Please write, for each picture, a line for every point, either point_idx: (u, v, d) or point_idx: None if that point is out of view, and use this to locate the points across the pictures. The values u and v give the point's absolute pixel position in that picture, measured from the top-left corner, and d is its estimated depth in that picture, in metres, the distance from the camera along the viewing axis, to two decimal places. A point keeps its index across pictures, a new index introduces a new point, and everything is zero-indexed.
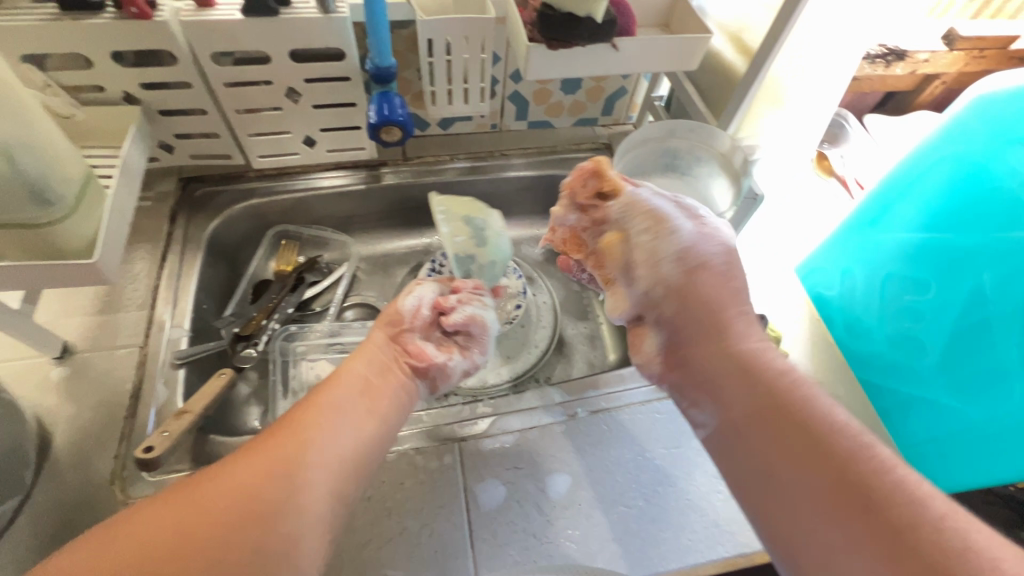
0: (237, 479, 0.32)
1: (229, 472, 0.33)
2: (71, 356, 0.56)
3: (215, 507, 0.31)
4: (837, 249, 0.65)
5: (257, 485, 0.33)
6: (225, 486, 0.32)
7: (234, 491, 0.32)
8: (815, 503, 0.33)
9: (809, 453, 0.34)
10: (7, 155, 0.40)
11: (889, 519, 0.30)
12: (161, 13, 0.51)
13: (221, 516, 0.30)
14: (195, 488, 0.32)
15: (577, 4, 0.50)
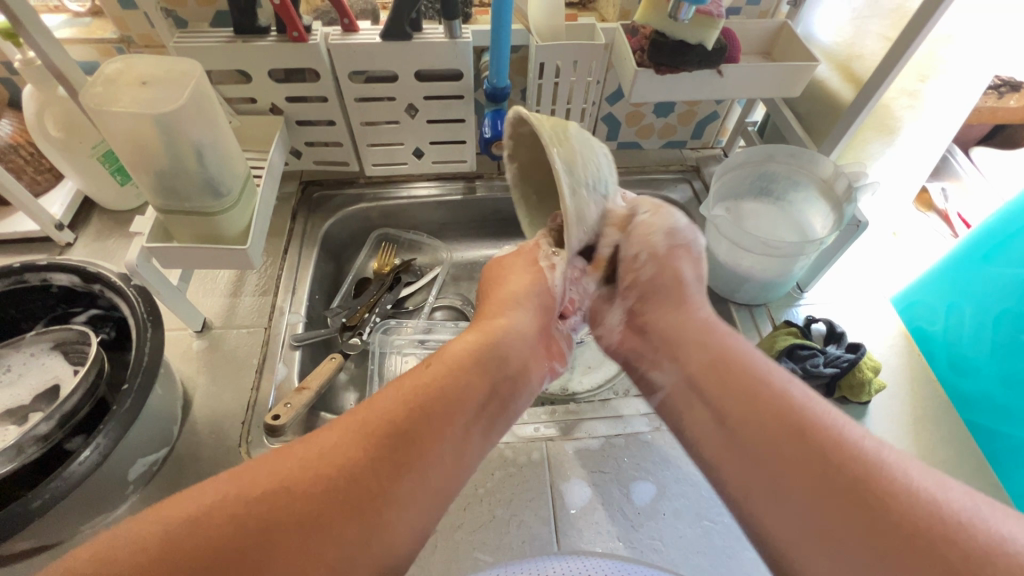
0: (319, 447, 0.36)
1: (314, 440, 0.37)
2: (209, 331, 0.64)
3: (298, 489, 0.33)
4: (942, 283, 0.62)
5: (323, 488, 0.34)
6: (303, 456, 0.35)
7: (311, 456, 0.35)
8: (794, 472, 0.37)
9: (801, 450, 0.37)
10: (197, 152, 0.47)
11: (883, 512, 0.32)
12: (314, 36, 0.59)
13: (306, 486, 0.34)
14: (284, 453, 0.36)
15: (689, 31, 0.53)
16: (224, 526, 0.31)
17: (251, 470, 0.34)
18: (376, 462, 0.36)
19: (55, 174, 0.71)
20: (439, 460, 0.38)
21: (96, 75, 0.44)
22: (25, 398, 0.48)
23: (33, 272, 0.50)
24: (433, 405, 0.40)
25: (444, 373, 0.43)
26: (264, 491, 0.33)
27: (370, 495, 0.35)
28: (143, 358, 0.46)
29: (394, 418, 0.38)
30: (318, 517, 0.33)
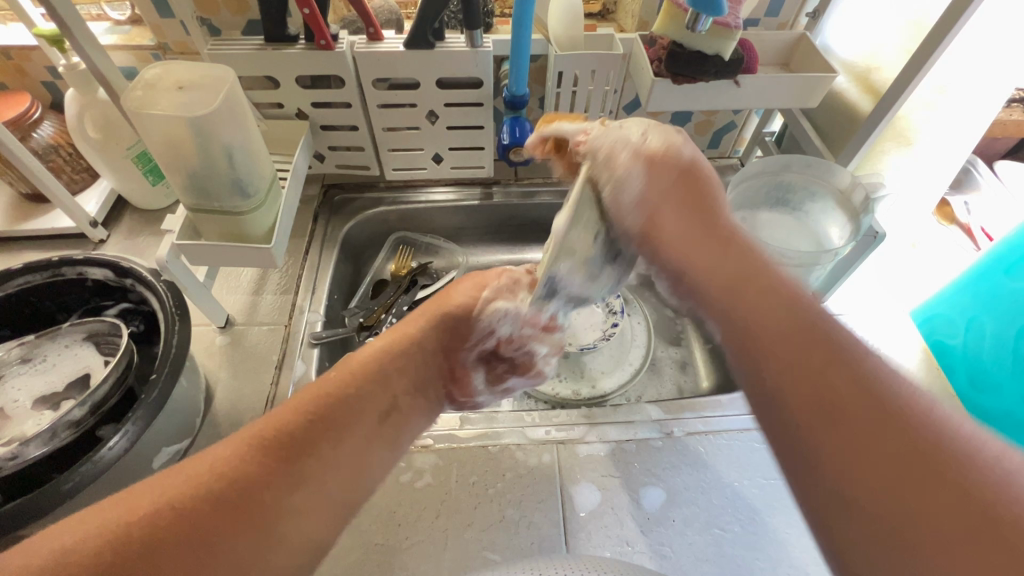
0: (208, 463, 0.32)
1: (201, 457, 0.32)
2: (231, 327, 0.66)
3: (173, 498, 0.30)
4: (962, 297, 0.61)
5: (205, 495, 0.30)
6: (190, 473, 0.31)
7: (204, 472, 0.31)
8: (805, 415, 0.31)
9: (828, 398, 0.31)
10: (228, 154, 0.49)
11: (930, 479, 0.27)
12: (341, 45, 0.61)
13: (190, 503, 0.30)
14: (167, 472, 0.32)
15: (706, 42, 0.54)
16: (96, 551, 0.27)
17: (128, 493, 0.30)
18: (271, 476, 0.32)
19: (90, 174, 0.74)
20: (341, 463, 0.35)
21: (136, 80, 0.46)
22: (58, 386, 0.50)
23: (70, 266, 0.53)
24: (333, 413, 0.36)
25: (345, 379, 0.38)
26: (135, 516, 0.29)
27: (264, 508, 0.31)
28: (170, 350, 0.47)
29: (289, 428, 0.34)
30: (206, 536, 0.29)
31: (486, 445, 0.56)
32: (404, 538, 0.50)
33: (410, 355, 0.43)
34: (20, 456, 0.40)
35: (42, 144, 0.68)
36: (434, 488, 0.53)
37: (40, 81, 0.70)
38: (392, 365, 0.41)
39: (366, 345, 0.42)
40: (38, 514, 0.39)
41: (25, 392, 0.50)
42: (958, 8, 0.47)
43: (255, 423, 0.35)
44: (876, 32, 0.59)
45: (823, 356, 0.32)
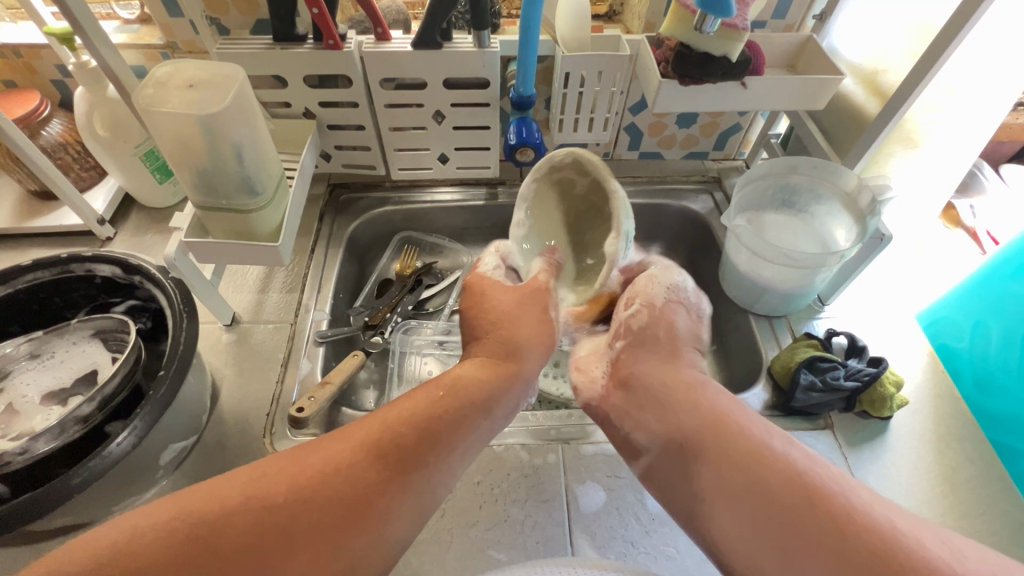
0: (332, 461, 0.38)
1: (324, 453, 0.39)
2: (237, 325, 0.66)
3: (315, 485, 0.37)
4: (968, 301, 0.62)
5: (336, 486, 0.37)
6: (310, 469, 0.38)
7: (328, 469, 0.38)
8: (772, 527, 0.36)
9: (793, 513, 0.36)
10: (237, 152, 0.49)
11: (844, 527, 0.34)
12: (348, 44, 0.61)
13: (317, 496, 0.36)
14: (296, 460, 0.38)
15: (713, 43, 0.54)
16: (252, 517, 0.34)
17: (262, 478, 0.37)
18: (380, 482, 0.38)
19: (98, 172, 0.75)
20: (435, 484, 0.41)
21: (147, 78, 0.47)
22: (67, 382, 0.51)
23: (79, 263, 0.53)
24: (433, 429, 0.42)
25: (444, 397, 0.45)
26: (264, 505, 0.35)
27: (372, 515, 0.37)
28: (179, 347, 0.48)
29: (402, 441, 0.41)
30: (330, 526, 0.35)
31: (491, 445, 0.56)
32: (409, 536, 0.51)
33: (504, 369, 0.50)
34: (30, 451, 0.40)
35: (51, 141, 0.68)
36: None
37: (48, 79, 0.70)
38: (485, 380, 0.48)
39: (465, 367, 0.49)
40: (52, 509, 0.39)
41: (34, 388, 0.50)
42: (965, 12, 0.47)
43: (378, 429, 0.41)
44: (882, 35, 0.59)
45: (775, 475, 0.38)
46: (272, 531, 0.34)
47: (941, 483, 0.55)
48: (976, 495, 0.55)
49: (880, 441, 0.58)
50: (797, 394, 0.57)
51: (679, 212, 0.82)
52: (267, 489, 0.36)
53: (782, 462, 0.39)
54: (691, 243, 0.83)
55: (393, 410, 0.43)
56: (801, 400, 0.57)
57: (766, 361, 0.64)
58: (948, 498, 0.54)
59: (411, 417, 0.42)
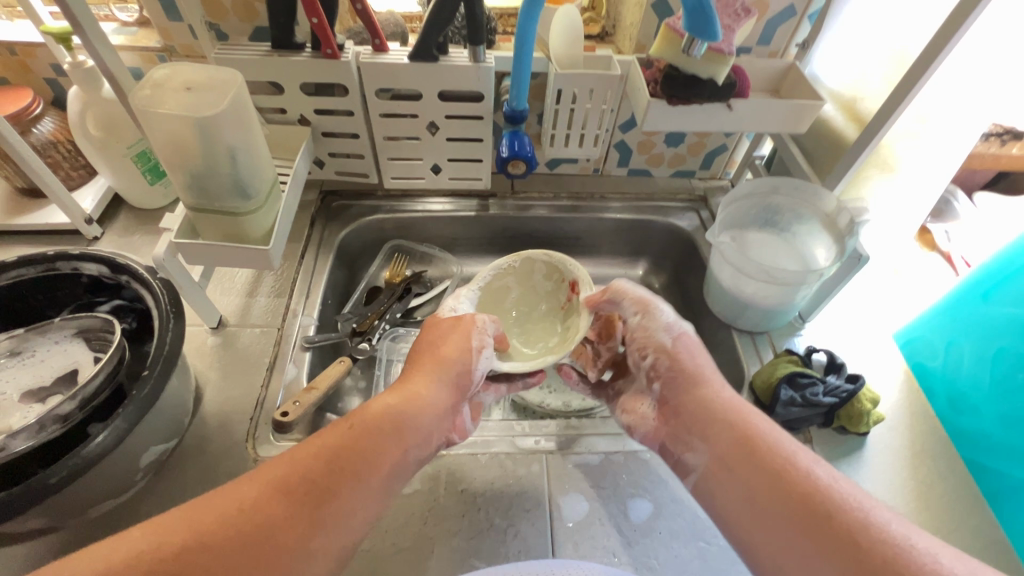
0: (236, 502, 0.39)
1: (230, 492, 0.39)
2: (224, 328, 0.66)
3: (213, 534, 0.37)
4: (943, 320, 0.63)
5: (231, 536, 0.37)
6: (218, 510, 0.38)
7: (231, 511, 0.38)
8: (765, 514, 0.42)
9: (782, 497, 0.41)
10: (231, 156, 0.49)
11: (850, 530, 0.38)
12: (346, 54, 0.62)
13: (223, 536, 0.37)
14: (209, 503, 0.39)
15: (701, 66, 0.56)
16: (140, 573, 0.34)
17: (164, 523, 0.37)
18: (287, 519, 0.39)
19: (88, 171, 0.74)
20: (351, 511, 0.42)
21: (145, 79, 0.47)
22: (46, 381, 0.50)
23: (65, 261, 0.53)
24: (342, 462, 0.43)
25: (351, 432, 0.45)
26: (176, 546, 0.36)
27: (280, 552, 0.38)
28: (164, 347, 0.47)
29: (306, 478, 0.41)
30: (235, 570, 0.36)
31: (476, 454, 0.57)
32: (390, 545, 0.50)
33: (409, 409, 0.49)
34: (5, 449, 0.39)
35: (42, 139, 0.68)
36: (422, 494, 0.53)
37: (42, 77, 0.70)
38: (394, 417, 0.48)
39: (381, 400, 0.49)
40: (26, 510, 0.39)
41: (12, 385, 0.49)
42: (937, 46, 0.50)
43: (275, 466, 0.42)
44: (861, 64, 0.61)
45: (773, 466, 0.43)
46: None
47: (916, 499, 0.56)
48: (950, 511, 0.56)
49: (858, 456, 0.59)
50: (777, 409, 0.58)
51: (665, 229, 0.84)
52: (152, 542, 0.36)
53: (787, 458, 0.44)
54: (678, 259, 0.84)
55: (294, 451, 0.43)
56: (780, 414, 0.58)
57: (748, 376, 0.65)
58: (924, 513, 0.55)
59: (314, 457, 0.43)
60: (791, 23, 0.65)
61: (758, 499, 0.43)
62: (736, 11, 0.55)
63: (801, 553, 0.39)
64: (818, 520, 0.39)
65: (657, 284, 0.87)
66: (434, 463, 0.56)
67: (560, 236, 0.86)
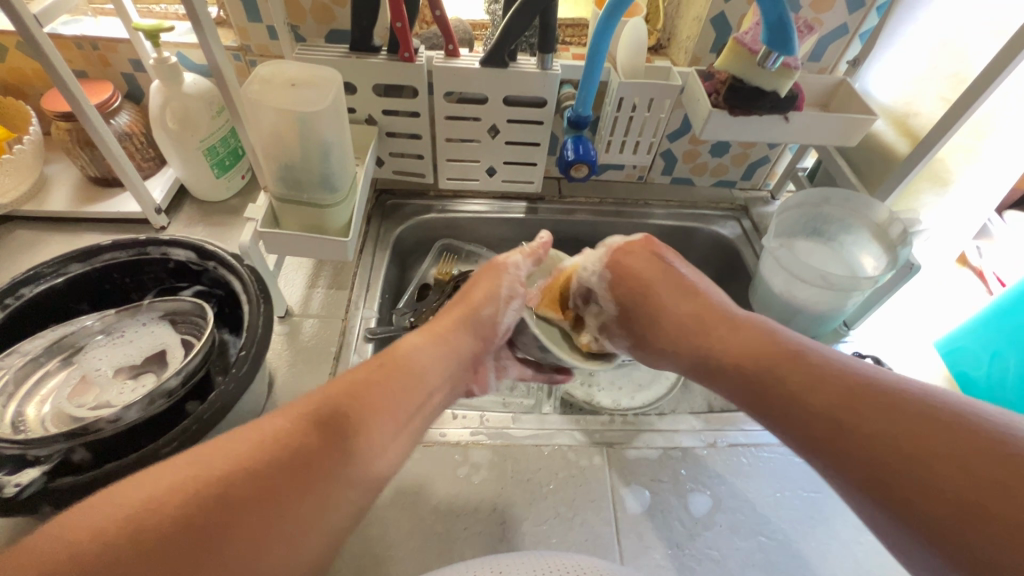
0: (272, 430, 0.40)
1: (265, 424, 0.41)
2: (289, 318, 0.68)
3: (248, 460, 0.38)
4: (986, 333, 0.66)
5: (266, 464, 0.38)
6: (250, 443, 0.39)
7: (267, 441, 0.40)
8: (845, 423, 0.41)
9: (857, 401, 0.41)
10: (324, 151, 0.52)
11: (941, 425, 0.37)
12: (420, 58, 0.65)
13: (252, 469, 0.37)
14: (241, 434, 0.40)
15: (766, 79, 0.59)
16: (181, 507, 0.34)
17: (214, 449, 0.38)
18: (321, 447, 0.41)
19: (156, 164, 0.77)
20: (377, 442, 0.46)
21: (252, 74, 0.49)
22: (136, 360, 0.52)
23: (156, 246, 0.55)
24: (365, 396, 0.47)
25: (375, 374, 0.50)
26: (220, 475, 0.36)
27: (315, 479, 0.40)
28: (256, 330, 0.50)
29: (334, 412, 0.44)
30: (276, 498, 0.37)
31: (539, 445, 0.58)
32: (462, 529, 0.52)
33: (432, 346, 0.57)
34: (120, 420, 0.41)
35: (118, 131, 0.71)
36: (489, 482, 0.55)
37: (119, 72, 0.73)
38: (412, 354, 0.54)
39: (408, 343, 0.56)
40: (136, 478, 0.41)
41: (106, 362, 0.51)
42: (999, 64, 0.52)
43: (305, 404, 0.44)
44: (915, 83, 0.64)
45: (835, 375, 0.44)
46: (204, 520, 0.34)
47: None
48: None
49: None
50: None
51: (707, 236, 0.86)
52: (192, 469, 0.36)
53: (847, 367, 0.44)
54: (718, 266, 0.86)
55: (322, 389, 0.46)
56: None
57: None
58: None
59: (342, 394, 0.46)
60: (843, 41, 0.68)
61: (809, 418, 0.43)
62: (800, 29, 0.59)
63: (866, 453, 0.38)
64: (847, 433, 0.40)
65: None
66: (499, 453, 0.57)
67: (604, 241, 0.89)
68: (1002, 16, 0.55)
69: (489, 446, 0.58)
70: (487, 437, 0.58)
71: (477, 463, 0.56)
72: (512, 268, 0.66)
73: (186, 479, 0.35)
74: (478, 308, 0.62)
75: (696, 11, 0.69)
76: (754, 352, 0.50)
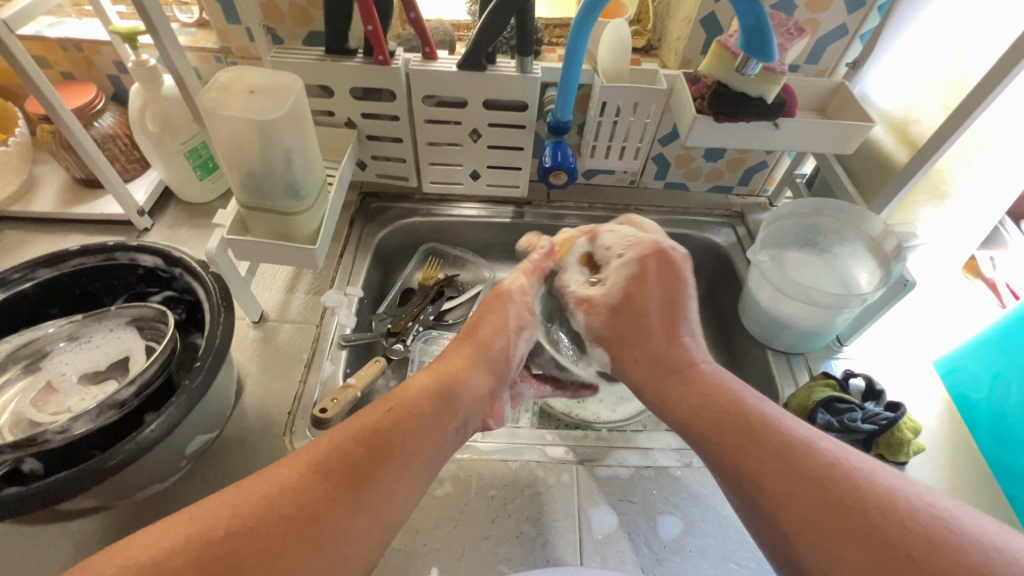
0: (276, 485, 0.38)
1: (268, 477, 0.39)
2: (264, 323, 0.68)
3: (242, 518, 0.35)
4: (987, 353, 0.62)
5: (272, 514, 0.36)
6: (259, 495, 0.37)
7: (273, 494, 0.37)
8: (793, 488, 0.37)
9: (835, 511, 0.35)
10: (287, 158, 0.51)
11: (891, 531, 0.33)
12: (396, 61, 0.64)
13: (260, 524, 0.35)
14: (254, 482, 0.38)
15: (752, 84, 0.56)
16: (192, 556, 0.33)
17: (212, 507, 0.36)
18: (333, 502, 0.38)
19: (142, 165, 0.77)
20: (399, 493, 0.41)
21: (211, 81, 0.49)
22: (101, 366, 0.52)
23: (124, 251, 0.55)
24: (383, 446, 0.43)
25: (390, 412, 0.45)
26: (223, 535, 0.34)
27: (328, 532, 0.37)
28: (216, 339, 0.49)
29: (349, 460, 0.41)
30: (281, 554, 0.35)
31: (507, 461, 0.57)
32: (422, 545, 0.51)
33: (441, 387, 0.50)
34: (68, 431, 0.42)
35: (102, 133, 0.71)
36: (453, 497, 0.54)
37: (105, 74, 0.73)
38: (427, 396, 0.48)
39: (418, 379, 0.50)
40: (83, 490, 0.41)
41: (72, 367, 0.52)
42: (1001, 70, 0.49)
43: (318, 453, 0.41)
44: (917, 87, 0.60)
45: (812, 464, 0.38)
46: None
47: None
48: None
49: None
50: None
51: (700, 243, 0.83)
52: (203, 521, 0.35)
53: (837, 465, 0.38)
54: (711, 274, 0.83)
55: (340, 427, 0.44)
56: None
57: (783, 398, 0.64)
58: None
59: (351, 434, 0.43)
60: (841, 43, 0.64)
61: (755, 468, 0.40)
62: (788, 31, 0.55)
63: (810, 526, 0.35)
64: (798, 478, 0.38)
65: (689, 299, 0.86)
66: (464, 467, 0.56)
67: None
68: (1008, 19, 0.51)
69: (455, 459, 0.57)
70: (454, 451, 0.57)
71: (441, 477, 0.55)
72: (519, 293, 0.60)
73: (193, 533, 0.34)
74: (487, 344, 0.56)
75: (685, 12, 0.66)
76: (749, 417, 0.43)
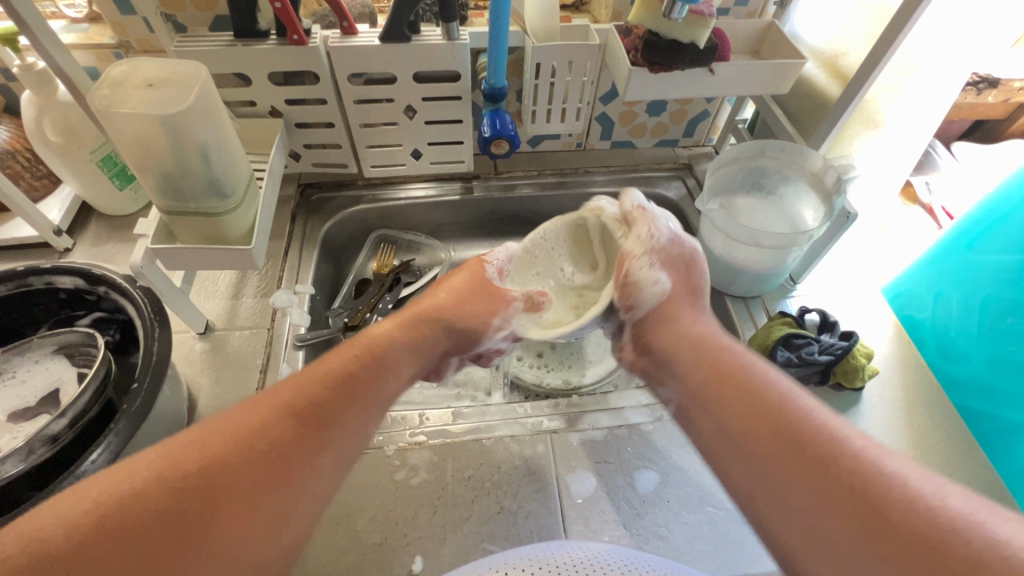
0: (247, 425, 0.39)
1: (235, 416, 0.39)
2: (211, 333, 0.64)
3: (208, 451, 0.36)
4: (931, 272, 0.64)
5: (242, 452, 0.37)
6: (223, 435, 0.37)
7: (246, 433, 0.38)
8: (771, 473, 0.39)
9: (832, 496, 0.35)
10: (202, 152, 0.47)
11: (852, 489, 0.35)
12: (313, 40, 0.60)
13: (220, 462, 0.36)
14: (220, 426, 0.38)
15: (681, 30, 0.54)
16: (142, 501, 0.32)
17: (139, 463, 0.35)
18: (299, 437, 0.40)
19: (52, 181, 0.71)
20: (357, 433, 0.43)
21: (102, 77, 0.45)
22: (31, 401, 0.49)
23: (37, 276, 0.50)
24: (348, 386, 0.44)
25: (354, 356, 0.47)
26: (191, 472, 0.35)
27: (298, 468, 0.39)
28: (151, 356, 0.46)
29: (318, 399, 0.42)
30: (253, 487, 0.36)
31: (480, 438, 0.56)
32: (403, 536, 0.50)
33: (412, 343, 0.52)
34: None
35: None
36: (430, 484, 0.53)
37: None
38: (385, 347, 0.50)
39: (378, 329, 0.52)
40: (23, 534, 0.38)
41: None
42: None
43: (277, 392, 0.42)
44: (842, 19, 0.61)
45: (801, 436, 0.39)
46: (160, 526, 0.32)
47: (913, 448, 0.57)
48: (942, 454, 0.57)
49: (856, 411, 0.60)
50: None
51: (652, 199, 0.83)
52: (164, 464, 0.35)
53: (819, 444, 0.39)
54: None
55: (293, 376, 0.44)
56: None
57: (744, 340, 0.65)
58: (920, 462, 0.57)
59: (314, 384, 0.43)
60: None
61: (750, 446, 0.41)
62: None
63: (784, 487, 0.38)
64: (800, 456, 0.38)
65: None
66: (439, 452, 0.55)
67: (547, 215, 0.85)
68: None
69: (428, 446, 0.56)
70: (426, 438, 0.56)
71: (416, 466, 0.54)
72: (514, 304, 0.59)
73: (129, 486, 0.33)
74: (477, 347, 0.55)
75: None
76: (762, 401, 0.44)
